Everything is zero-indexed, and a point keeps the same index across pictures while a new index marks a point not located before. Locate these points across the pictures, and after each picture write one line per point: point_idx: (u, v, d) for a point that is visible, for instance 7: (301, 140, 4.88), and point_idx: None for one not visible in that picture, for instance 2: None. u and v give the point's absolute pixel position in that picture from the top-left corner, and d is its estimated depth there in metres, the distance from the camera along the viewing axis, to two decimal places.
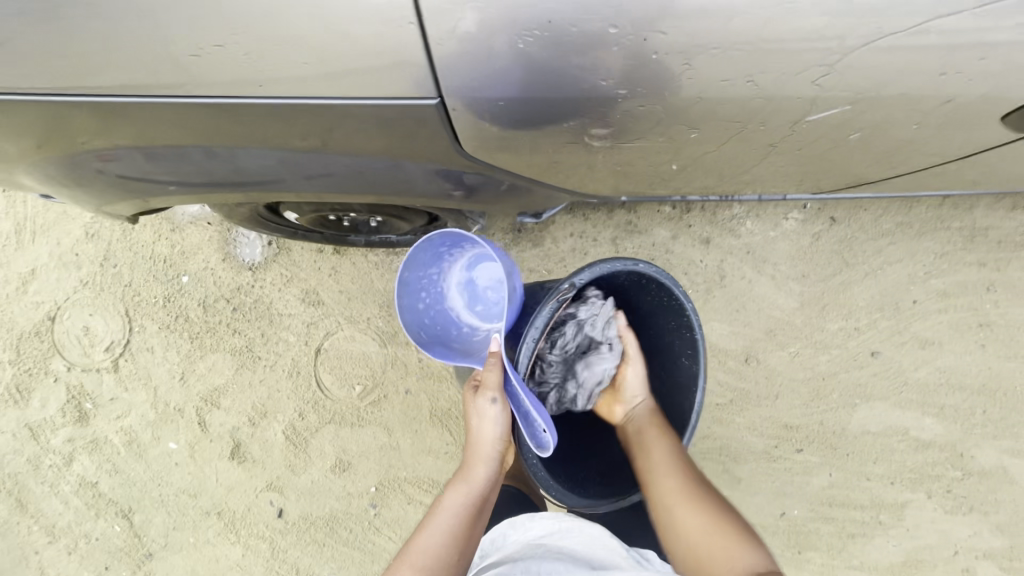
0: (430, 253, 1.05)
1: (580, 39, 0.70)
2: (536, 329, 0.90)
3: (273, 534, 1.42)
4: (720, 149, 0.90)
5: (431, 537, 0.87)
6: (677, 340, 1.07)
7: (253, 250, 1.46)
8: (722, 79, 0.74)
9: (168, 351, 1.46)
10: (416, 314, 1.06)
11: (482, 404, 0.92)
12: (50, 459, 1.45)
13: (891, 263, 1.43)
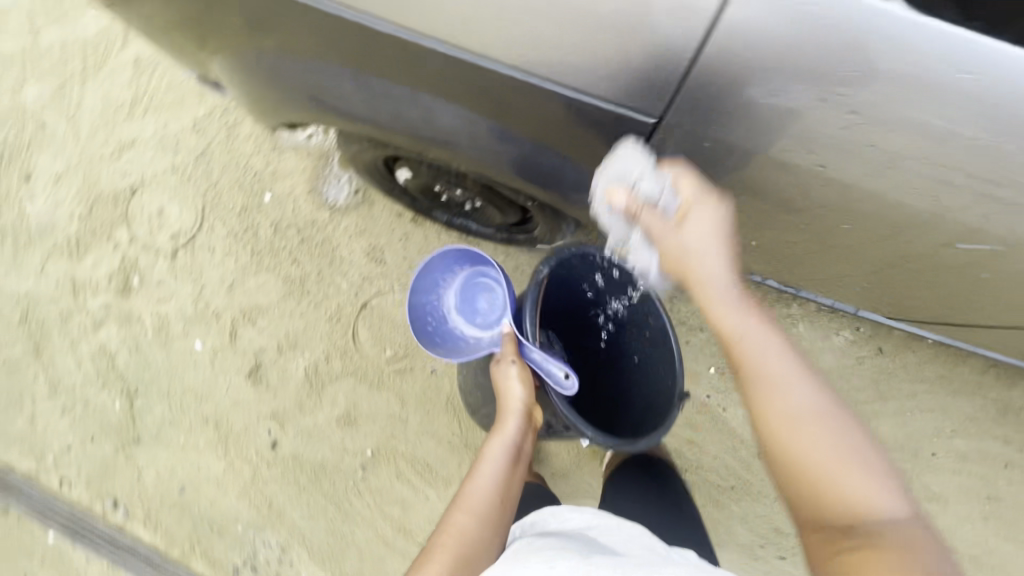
0: (427, 276, 1.09)
1: (802, 97, 0.69)
2: (530, 303, 0.98)
3: (259, 462, 1.44)
4: (817, 239, 0.96)
5: (478, 489, 0.89)
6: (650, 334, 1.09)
7: (338, 193, 1.51)
8: (899, 179, 0.76)
9: (226, 257, 1.50)
10: (431, 341, 1.08)
11: (506, 368, 0.98)
12: (80, 318, 1.48)
13: (921, 410, 1.46)
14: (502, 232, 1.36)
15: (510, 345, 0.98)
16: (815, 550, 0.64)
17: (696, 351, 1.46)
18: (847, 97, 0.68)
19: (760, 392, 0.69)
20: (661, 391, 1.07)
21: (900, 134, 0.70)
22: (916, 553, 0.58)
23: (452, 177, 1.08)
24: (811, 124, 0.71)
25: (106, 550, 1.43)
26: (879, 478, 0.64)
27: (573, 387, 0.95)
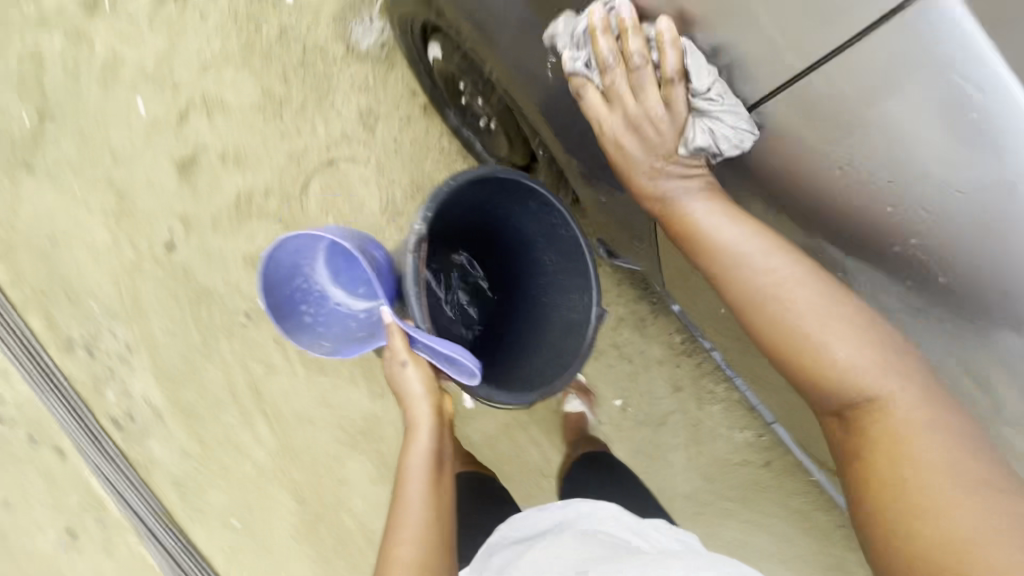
0: (280, 273, 0.98)
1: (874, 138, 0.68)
2: (413, 264, 0.87)
3: (147, 254, 1.32)
4: None
5: (411, 514, 0.81)
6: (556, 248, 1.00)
7: (364, 35, 1.34)
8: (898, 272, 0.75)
9: (215, 33, 1.31)
10: (307, 336, 1.00)
11: (402, 371, 0.87)
12: (28, 6, 1.28)
13: (769, 533, 1.49)
14: (499, 169, 1.25)
15: (402, 336, 0.86)
16: (839, 458, 0.73)
17: (612, 378, 1.44)
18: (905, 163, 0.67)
19: (740, 276, 0.76)
20: (574, 305, 1.00)
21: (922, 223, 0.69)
22: (922, 420, 0.66)
23: (487, 77, 0.96)
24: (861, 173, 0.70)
25: None
26: (881, 333, 0.70)
27: (477, 379, 0.87)
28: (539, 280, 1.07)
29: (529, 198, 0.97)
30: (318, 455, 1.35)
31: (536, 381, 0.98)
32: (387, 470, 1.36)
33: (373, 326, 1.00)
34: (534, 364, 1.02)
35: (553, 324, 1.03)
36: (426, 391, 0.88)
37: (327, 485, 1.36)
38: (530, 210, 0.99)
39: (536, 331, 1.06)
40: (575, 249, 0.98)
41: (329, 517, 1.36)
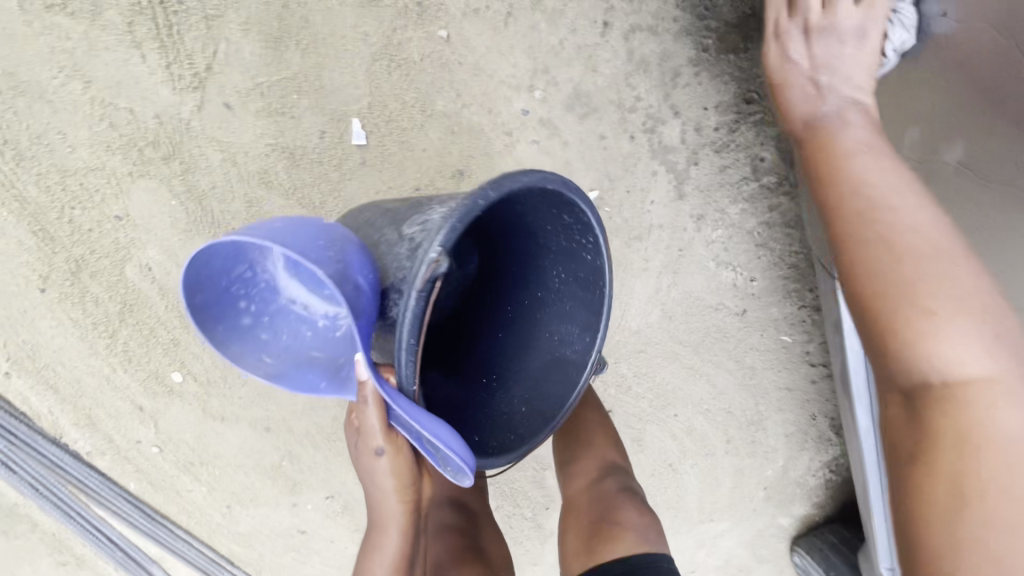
0: (214, 272, 0.54)
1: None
2: (406, 311, 0.51)
3: None
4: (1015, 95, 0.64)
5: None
6: (581, 268, 0.64)
7: None
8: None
9: None
10: (242, 346, 0.57)
11: (371, 459, 0.64)
12: None
13: (701, 377, 1.24)
14: None
15: (376, 406, 0.58)
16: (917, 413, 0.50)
17: (600, 156, 0.89)
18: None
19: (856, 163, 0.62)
20: (573, 342, 0.67)
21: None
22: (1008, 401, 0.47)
23: None
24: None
25: None
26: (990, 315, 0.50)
27: (469, 481, 0.54)
28: (533, 297, 0.70)
29: (564, 216, 0.60)
30: (72, 166, 0.76)
31: (502, 425, 0.67)
32: (202, 216, 0.81)
33: (339, 351, 0.60)
34: (508, 391, 0.69)
35: (531, 352, 0.70)
36: (402, 481, 0.66)
37: (94, 220, 0.80)
38: (558, 222, 0.62)
39: (505, 348, 0.71)
40: (594, 279, 0.64)
41: (102, 269, 0.83)
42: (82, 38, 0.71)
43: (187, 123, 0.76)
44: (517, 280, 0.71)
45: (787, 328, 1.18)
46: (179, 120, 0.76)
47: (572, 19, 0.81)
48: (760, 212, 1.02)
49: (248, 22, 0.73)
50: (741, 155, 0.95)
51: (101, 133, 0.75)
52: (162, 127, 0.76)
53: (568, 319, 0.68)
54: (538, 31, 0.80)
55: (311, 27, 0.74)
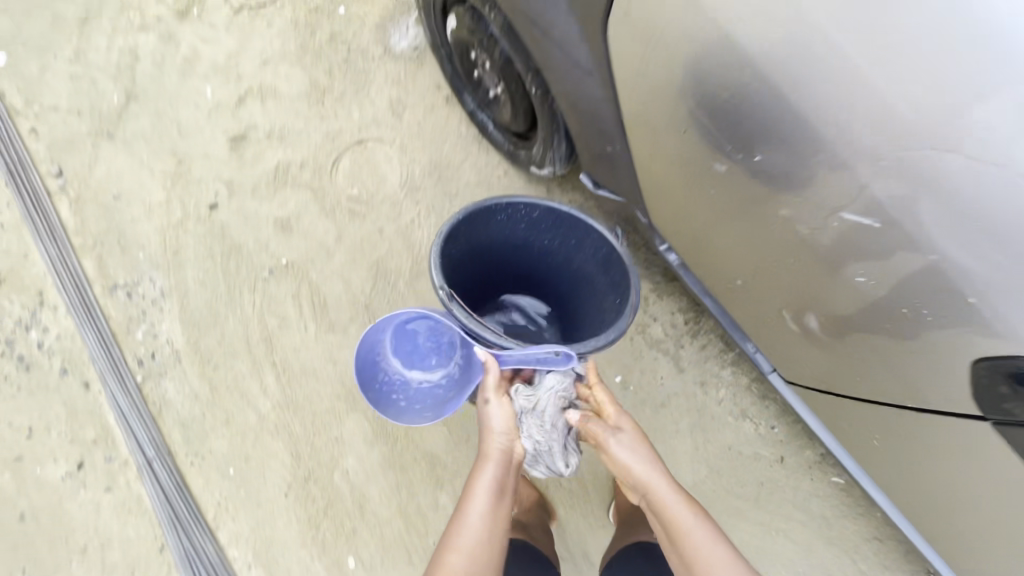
0: (372, 372, 0.97)
1: (742, 149, 0.80)
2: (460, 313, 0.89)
3: (195, 213, 1.46)
4: (827, 328, 0.92)
5: (461, 539, 0.82)
6: (548, 215, 1.10)
7: (401, 39, 1.56)
8: (985, 226, 0.65)
9: (274, 35, 1.56)
10: (408, 413, 0.97)
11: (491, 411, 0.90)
12: (131, 18, 1.58)
13: (779, 535, 1.34)
14: (511, 145, 1.35)
15: (493, 365, 0.88)
16: None
17: (615, 354, 1.40)
18: (802, 146, 0.73)
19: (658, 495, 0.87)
20: (599, 249, 1.10)
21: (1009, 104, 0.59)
22: None
23: (509, 63, 1.10)
24: (836, 122, 0.68)
25: (27, 202, 1.45)
26: None
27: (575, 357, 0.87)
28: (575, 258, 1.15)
29: (497, 212, 1.08)
30: (319, 411, 1.38)
31: (618, 299, 1.06)
32: (383, 430, 1.38)
33: (452, 380, 0.98)
34: (611, 297, 1.10)
35: (601, 276, 1.13)
36: (510, 425, 0.89)
37: (323, 442, 1.37)
38: (521, 223, 1.12)
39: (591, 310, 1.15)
40: (557, 215, 1.09)
41: (321, 475, 1.36)
42: (338, 343, 1.41)
43: None
44: (567, 267, 1.19)
45: (831, 468, 1.36)
46: None
47: None
48: (747, 371, 1.40)
49: None
50: (714, 336, 1.41)
51: (338, 392, 1.39)
52: None
53: (588, 245, 1.11)
54: None
55: None
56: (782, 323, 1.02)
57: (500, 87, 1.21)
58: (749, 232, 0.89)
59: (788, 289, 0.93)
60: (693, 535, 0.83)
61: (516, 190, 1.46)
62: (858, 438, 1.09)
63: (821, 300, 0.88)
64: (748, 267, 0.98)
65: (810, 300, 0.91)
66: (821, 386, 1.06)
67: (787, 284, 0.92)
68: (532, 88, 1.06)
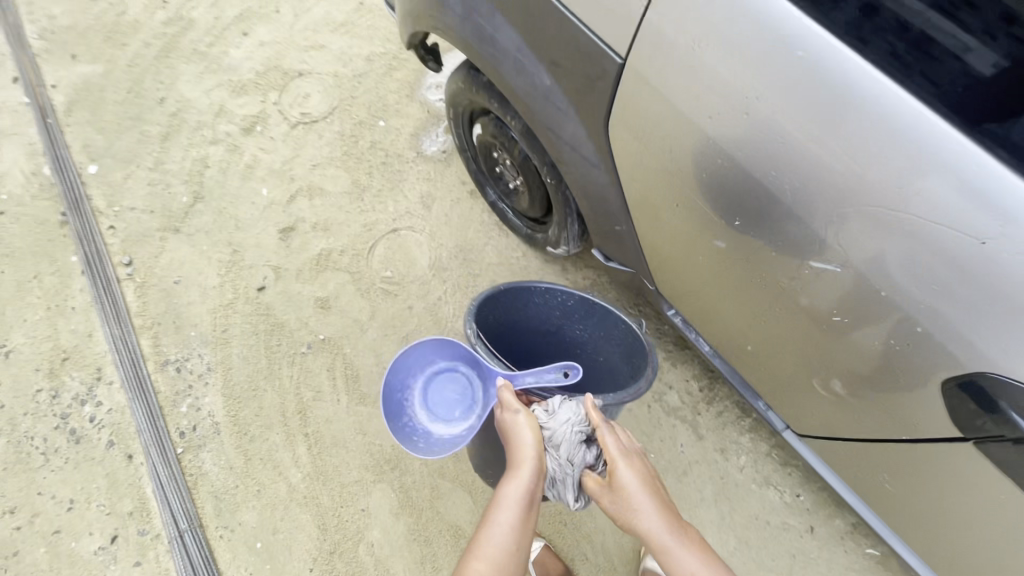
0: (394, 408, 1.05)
1: (741, 230, 0.90)
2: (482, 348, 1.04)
3: (245, 295, 1.62)
4: (844, 385, 0.98)
5: (486, 546, 0.86)
6: (578, 303, 1.20)
7: (431, 144, 1.80)
8: (954, 288, 0.71)
9: (324, 145, 1.82)
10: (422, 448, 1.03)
11: (518, 424, 0.96)
12: (205, 134, 1.86)
13: None
14: (530, 228, 1.53)
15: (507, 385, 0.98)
16: None
17: (633, 421, 1.45)
18: (792, 227, 0.83)
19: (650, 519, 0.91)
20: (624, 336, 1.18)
21: (958, 188, 0.66)
22: None
23: (527, 161, 1.28)
24: (812, 204, 0.78)
25: (98, 287, 1.63)
26: None
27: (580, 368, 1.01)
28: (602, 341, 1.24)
29: (535, 293, 1.19)
30: (346, 482, 1.42)
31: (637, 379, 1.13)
32: (409, 500, 1.40)
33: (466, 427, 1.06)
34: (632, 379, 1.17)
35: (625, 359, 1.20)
36: (540, 442, 0.94)
37: (350, 514, 1.39)
38: (555, 304, 1.23)
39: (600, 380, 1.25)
40: (588, 305, 1.19)
41: (346, 549, 1.36)
42: (368, 415, 1.48)
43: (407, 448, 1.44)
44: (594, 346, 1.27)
45: (865, 538, 1.33)
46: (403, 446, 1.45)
47: None
48: (766, 437, 1.42)
49: None
50: (730, 402, 1.45)
51: (366, 462, 1.44)
52: (395, 451, 1.44)
53: (615, 331, 1.20)
54: None
55: None
56: (799, 383, 1.08)
57: (520, 181, 1.40)
58: (752, 298, 0.99)
59: (799, 351, 1.01)
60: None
61: (534, 269, 1.61)
62: (887, 490, 1.11)
63: (830, 358, 0.95)
64: (761, 332, 1.06)
65: (824, 360, 0.97)
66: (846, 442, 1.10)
67: (800, 350, 1.01)
68: (548, 181, 1.23)
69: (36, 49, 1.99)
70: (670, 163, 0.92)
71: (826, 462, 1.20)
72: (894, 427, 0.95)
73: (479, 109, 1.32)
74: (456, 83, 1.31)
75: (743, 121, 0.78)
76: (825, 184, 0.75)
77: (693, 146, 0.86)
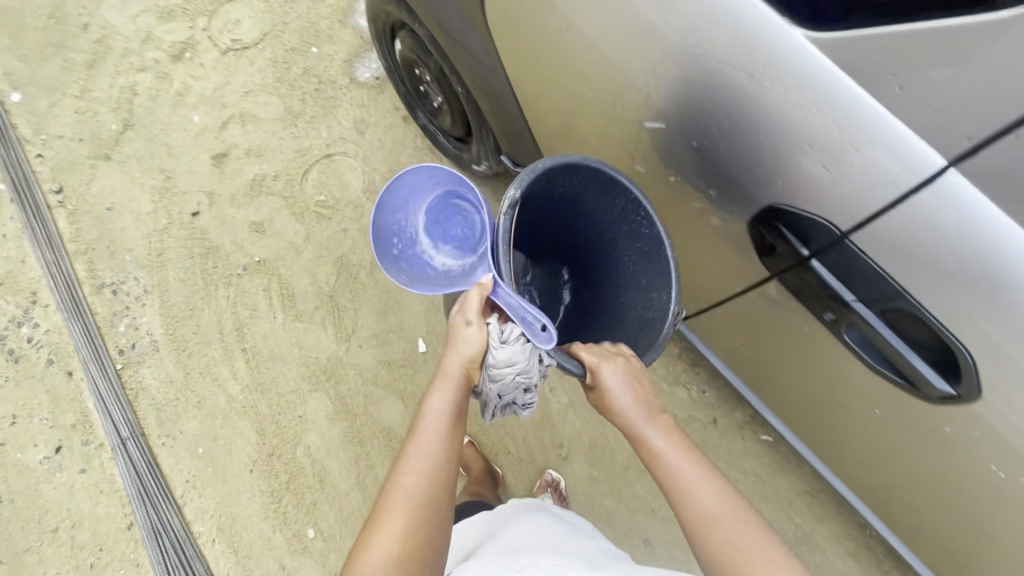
0: (401, 195, 0.94)
1: (626, 139, 0.85)
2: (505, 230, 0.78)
3: (179, 219, 1.64)
4: (728, 297, 0.96)
5: (414, 462, 0.72)
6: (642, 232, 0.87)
7: (364, 70, 1.80)
8: (811, 182, 0.65)
9: (256, 71, 1.81)
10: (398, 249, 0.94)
11: (460, 327, 0.81)
12: (131, 60, 1.83)
13: None
14: (455, 148, 1.57)
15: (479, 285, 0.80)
16: None
17: None
18: (672, 138, 0.76)
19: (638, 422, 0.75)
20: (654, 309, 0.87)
21: (838, 104, 0.58)
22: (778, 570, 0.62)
23: (443, 73, 1.31)
24: (690, 116, 0.72)
25: (28, 213, 1.63)
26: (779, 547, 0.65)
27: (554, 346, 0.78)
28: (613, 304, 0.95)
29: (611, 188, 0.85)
30: (284, 392, 1.49)
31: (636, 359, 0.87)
32: (344, 408, 1.48)
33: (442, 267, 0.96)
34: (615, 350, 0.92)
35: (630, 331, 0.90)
36: (478, 351, 0.79)
37: (287, 420, 1.47)
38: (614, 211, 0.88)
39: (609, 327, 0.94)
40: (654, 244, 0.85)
41: (285, 451, 1.45)
42: (303, 331, 1.54)
43: (341, 359, 1.52)
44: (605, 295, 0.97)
45: (761, 428, 1.47)
46: (337, 358, 1.52)
47: None
48: (679, 342, 1.52)
49: (370, 307, 1.56)
50: None
51: (301, 374, 1.51)
52: (330, 363, 1.52)
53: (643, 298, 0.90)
54: None
55: (398, 301, 1.56)
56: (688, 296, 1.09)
57: (441, 98, 1.43)
58: None
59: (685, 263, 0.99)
60: (693, 478, 0.69)
61: None
62: (776, 399, 1.14)
63: (712, 271, 0.93)
64: None
65: (706, 272, 0.95)
66: (741, 353, 1.10)
67: (687, 263, 0.98)
68: (460, 93, 1.27)
69: None
70: (553, 63, 0.87)
71: (735, 372, 1.23)
72: (774, 339, 0.94)
73: (397, 23, 1.34)
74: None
75: None
76: (703, 94, 0.69)
77: (581, 54, 0.81)
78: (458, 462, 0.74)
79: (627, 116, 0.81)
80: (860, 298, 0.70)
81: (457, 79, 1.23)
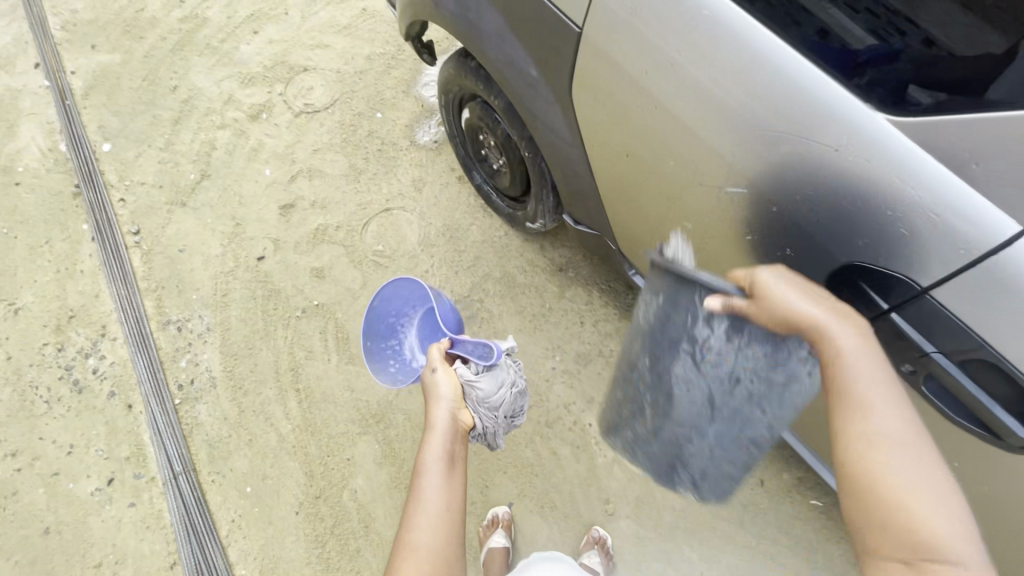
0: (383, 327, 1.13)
1: (697, 203, 0.94)
2: None
3: (245, 262, 1.74)
4: None
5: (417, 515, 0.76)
6: None
7: (424, 135, 1.96)
8: (884, 241, 0.72)
9: (324, 132, 1.97)
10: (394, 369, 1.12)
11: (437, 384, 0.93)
12: (213, 119, 2.01)
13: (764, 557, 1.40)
14: (510, 207, 1.68)
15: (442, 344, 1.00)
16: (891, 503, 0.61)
17: (602, 385, 1.57)
18: (744, 202, 0.85)
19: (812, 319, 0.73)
20: None
21: (907, 169, 0.67)
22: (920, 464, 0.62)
23: (509, 140, 1.44)
24: (762, 181, 0.81)
25: (107, 252, 1.74)
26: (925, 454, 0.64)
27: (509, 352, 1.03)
28: None
29: None
30: (334, 433, 1.52)
31: None
32: (391, 452, 1.50)
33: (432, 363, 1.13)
34: None
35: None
36: (452, 399, 0.91)
37: (335, 462, 1.49)
38: None
39: None
40: None
41: (332, 493, 1.46)
42: (355, 374, 1.59)
43: (391, 403, 1.55)
44: None
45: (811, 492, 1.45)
46: (387, 401, 1.55)
47: (569, 324, 1.65)
48: None
49: None
50: None
51: (351, 417, 1.54)
52: (380, 406, 1.55)
53: None
54: (553, 334, 1.64)
55: None
56: None
57: (502, 161, 1.55)
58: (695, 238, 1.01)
59: None
60: (852, 362, 0.69)
61: (515, 247, 1.75)
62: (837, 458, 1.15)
63: None
64: None
65: None
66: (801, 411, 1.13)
67: None
68: (526, 157, 1.38)
69: (58, 38, 2.15)
70: (630, 134, 0.97)
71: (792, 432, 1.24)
72: None
73: (468, 96, 1.49)
74: (447, 71, 1.47)
75: (665, 80, 0.85)
76: (776, 163, 0.77)
77: (658, 127, 0.91)
78: (463, 504, 0.79)
79: (700, 182, 0.90)
80: (941, 350, 0.74)
81: (525, 145, 1.35)
